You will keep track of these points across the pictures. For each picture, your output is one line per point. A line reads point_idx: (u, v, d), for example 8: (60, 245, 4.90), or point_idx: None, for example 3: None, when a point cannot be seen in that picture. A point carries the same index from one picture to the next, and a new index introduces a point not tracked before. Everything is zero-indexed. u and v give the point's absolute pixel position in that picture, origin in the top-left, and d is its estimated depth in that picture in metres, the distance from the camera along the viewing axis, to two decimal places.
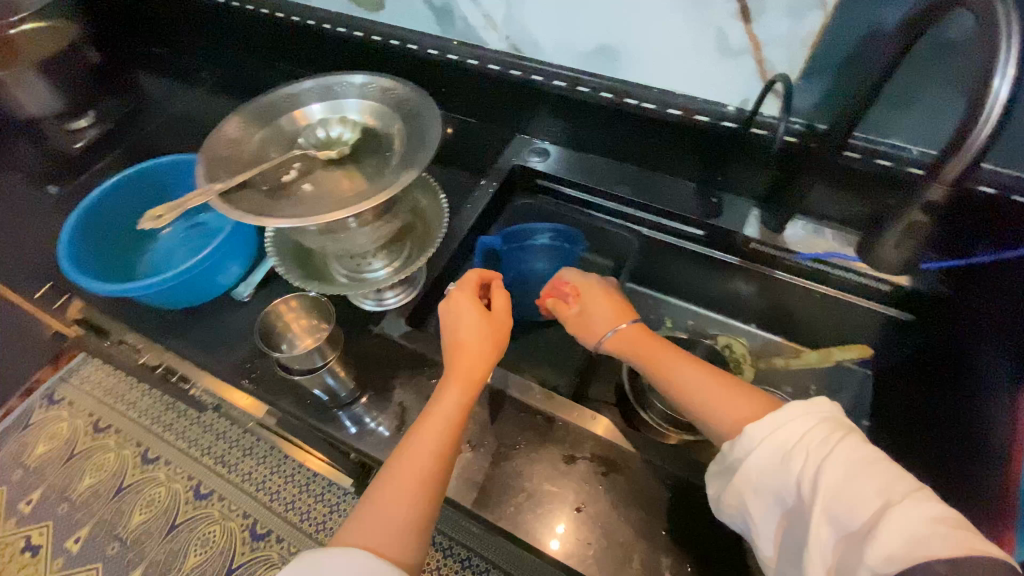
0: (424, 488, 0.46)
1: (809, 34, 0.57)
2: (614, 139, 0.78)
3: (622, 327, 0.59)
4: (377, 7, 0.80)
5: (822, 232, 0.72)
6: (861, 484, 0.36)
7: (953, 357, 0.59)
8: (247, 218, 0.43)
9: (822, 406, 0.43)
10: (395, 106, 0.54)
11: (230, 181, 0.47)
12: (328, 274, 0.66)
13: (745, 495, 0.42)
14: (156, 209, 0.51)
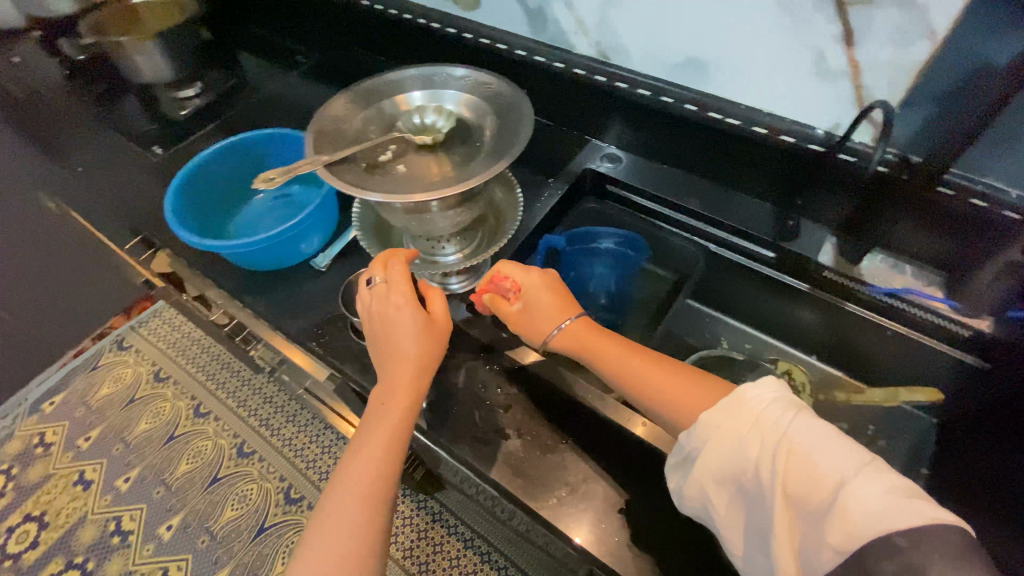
0: (371, 506, 0.50)
1: (914, 64, 0.55)
2: (696, 153, 0.78)
3: (567, 322, 0.58)
4: (471, 6, 0.84)
5: (901, 268, 0.69)
6: (814, 463, 0.38)
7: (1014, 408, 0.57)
8: (347, 189, 0.48)
9: (770, 385, 0.44)
10: (491, 100, 0.57)
11: (335, 154, 0.52)
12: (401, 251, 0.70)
13: (705, 486, 0.44)
14: (269, 173, 0.55)
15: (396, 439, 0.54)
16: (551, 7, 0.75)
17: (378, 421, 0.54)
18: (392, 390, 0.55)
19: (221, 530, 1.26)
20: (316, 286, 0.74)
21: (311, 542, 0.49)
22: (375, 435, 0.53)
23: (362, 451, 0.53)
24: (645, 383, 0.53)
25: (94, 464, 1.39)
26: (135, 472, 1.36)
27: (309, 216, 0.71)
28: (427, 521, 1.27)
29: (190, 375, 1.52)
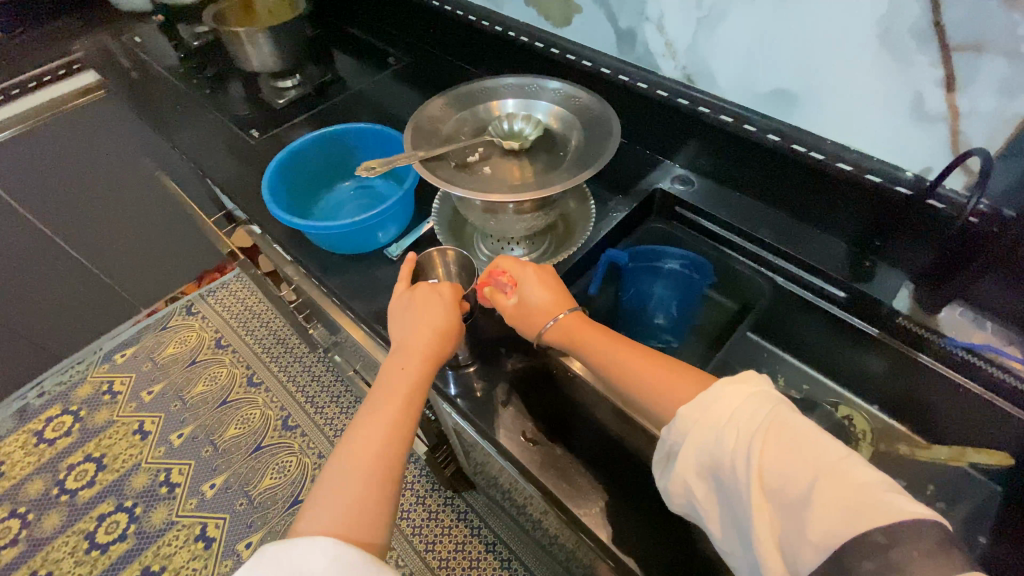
0: (381, 461, 0.53)
1: (1019, 114, 0.54)
2: (774, 185, 0.78)
3: (560, 316, 0.59)
4: (563, 23, 0.87)
5: (983, 324, 0.66)
6: (789, 459, 0.40)
7: None
8: (438, 183, 0.51)
9: (748, 381, 0.46)
10: (581, 114, 0.59)
11: (429, 151, 0.55)
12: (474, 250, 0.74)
13: (687, 480, 0.45)
14: (370, 162, 0.60)
15: (408, 401, 0.57)
16: (641, 28, 0.77)
17: (395, 382, 0.58)
18: (413, 354, 0.59)
19: (259, 495, 1.33)
20: (386, 273, 0.78)
21: (321, 491, 0.51)
22: (391, 395, 0.57)
23: (376, 409, 0.56)
24: (636, 381, 0.53)
25: (153, 417, 1.49)
26: (188, 429, 1.46)
27: (390, 207, 0.75)
28: (452, 519, 1.29)
29: (249, 346, 1.61)
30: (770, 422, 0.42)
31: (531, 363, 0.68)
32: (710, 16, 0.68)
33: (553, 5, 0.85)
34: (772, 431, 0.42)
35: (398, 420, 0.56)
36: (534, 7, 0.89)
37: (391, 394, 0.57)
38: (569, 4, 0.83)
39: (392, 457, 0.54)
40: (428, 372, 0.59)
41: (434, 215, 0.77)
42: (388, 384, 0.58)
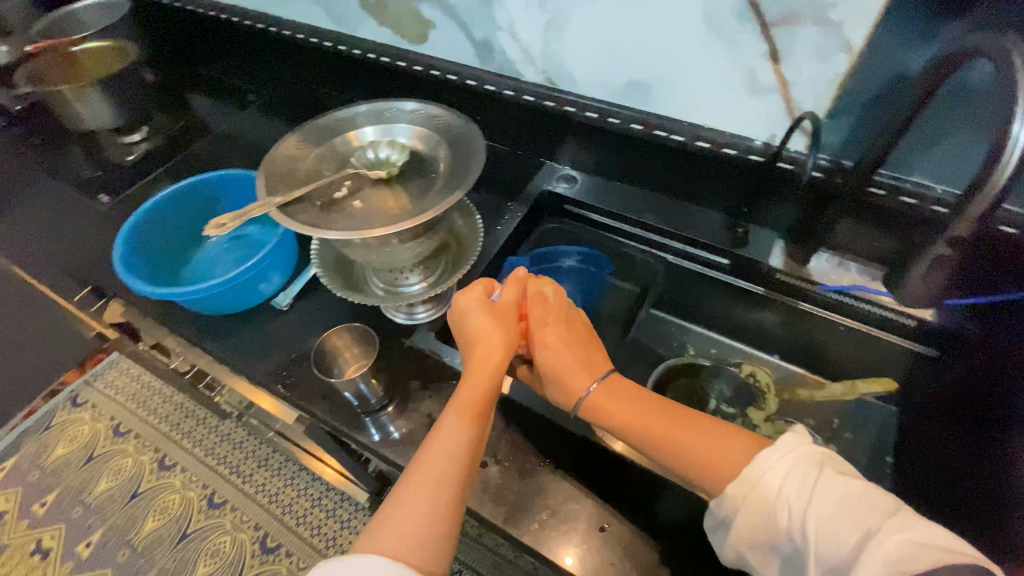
0: (448, 478, 0.48)
1: (836, 75, 0.60)
2: (649, 169, 0.82)
3: (591, 386, 0.56)
4: (419, 40, 0.85)
5: (846, 266, 0.73)
6: (838, 522, 0.40)
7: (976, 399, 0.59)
8: (303, 230, 0.48)
9: (788, 444, 0.46)
10: (442, 131, 0.58)
11: (286, 195, 0.51)
12: (365, 286, 0.67)
13: (741, 550, 0.45)
14: (220, 219, 0.55)
15: (477, 421, 0.52)
16: (496, 37, 0.77)
17: (466, 395, 0.53)
18: (477, 369, 0.55)
19: None
20: (280, 326, 0.72)
21: (389, 509, 0.47)
22: (462, 410, 0.52)
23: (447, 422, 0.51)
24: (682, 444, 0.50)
25: (52, 531, 1.30)
26: (97, 534, 1.28)
27: (262, 256, 0.70)
28: None
29: (153, 426, 1.44)
30: (823, 486, 0.42)
31: (449, 390, 0.64)
32: (556, 18, 0.70)
33: (405, 22, 0.83)
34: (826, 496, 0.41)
35: (465, 446, 0.50)
36: (387, 27, 0.86)
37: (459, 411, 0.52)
38: (421, 21, 0.82)
39: (457, 478, 0.48)
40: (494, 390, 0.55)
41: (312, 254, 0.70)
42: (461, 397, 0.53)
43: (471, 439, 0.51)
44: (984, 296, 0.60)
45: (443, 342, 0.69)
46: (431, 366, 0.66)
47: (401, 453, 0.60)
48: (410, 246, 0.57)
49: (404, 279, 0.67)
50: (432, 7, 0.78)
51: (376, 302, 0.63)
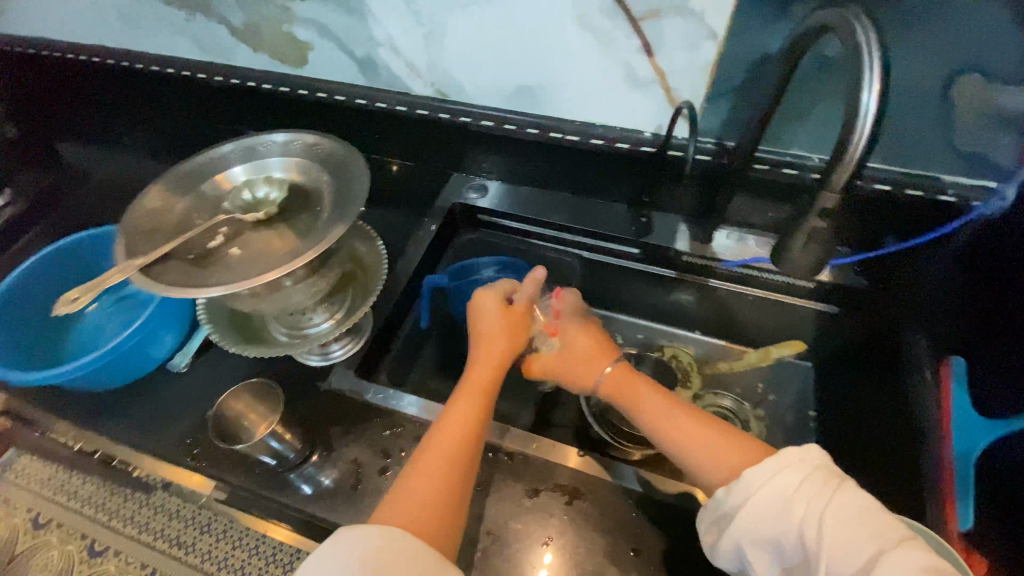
0: (444, 467, 0.50)
1: (707, 62, 0.63)
2: (551, 170, 0.82)
3: (607, 368, 0.60)
4: (300, 62, 0.82)
5: (746, 240, 0.77)
6: (854, 530, 0.38)
7: (882, 345, 0.70)
8: (176, 293, 0.44)
9: (815, 451, 0.44)
10: (320, 159, 0.56)
11: (150, 254, 0.48)
12: (266, 334, 0.64)
13: (741, 543, 0.43)
14: (72, 291, 0.49)
15: (476, 424, 0.54)
16: (376, 54, 0.75)
17: (464, 394, 0.56)
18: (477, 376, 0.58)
19: None
20: (188, 389, 0.68)
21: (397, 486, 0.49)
22: (461, 407, 0.55)
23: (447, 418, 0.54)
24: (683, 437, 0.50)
25: None
26: None
27: (152, 314, 0.66)
28: None
29: None
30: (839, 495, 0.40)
31: (373, 430, 0.61)
32: (434, 30, 0.69)
33: (278, 43, 0.80)
34: (838, 507, 0.39)
35: (462, 444, 0.52)
36: (263, 53, 0.83)
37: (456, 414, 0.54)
38: (296, 44, 0.79)
39: (454, 467, 0.50)
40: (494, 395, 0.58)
41: (198, 312, 0.64)
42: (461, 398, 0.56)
43: (469, 433, 0.53)
44: (891, 247, 0.71)
45: (362, 380, 0.66)
46: (352, 407, 0.63)
47: (329, 507, 0.57)
48: (307, 288, 0.55)
49: (309, 319, 0.63)
50: (304, 28, 0.76)
51: (280, 352, 0.59)
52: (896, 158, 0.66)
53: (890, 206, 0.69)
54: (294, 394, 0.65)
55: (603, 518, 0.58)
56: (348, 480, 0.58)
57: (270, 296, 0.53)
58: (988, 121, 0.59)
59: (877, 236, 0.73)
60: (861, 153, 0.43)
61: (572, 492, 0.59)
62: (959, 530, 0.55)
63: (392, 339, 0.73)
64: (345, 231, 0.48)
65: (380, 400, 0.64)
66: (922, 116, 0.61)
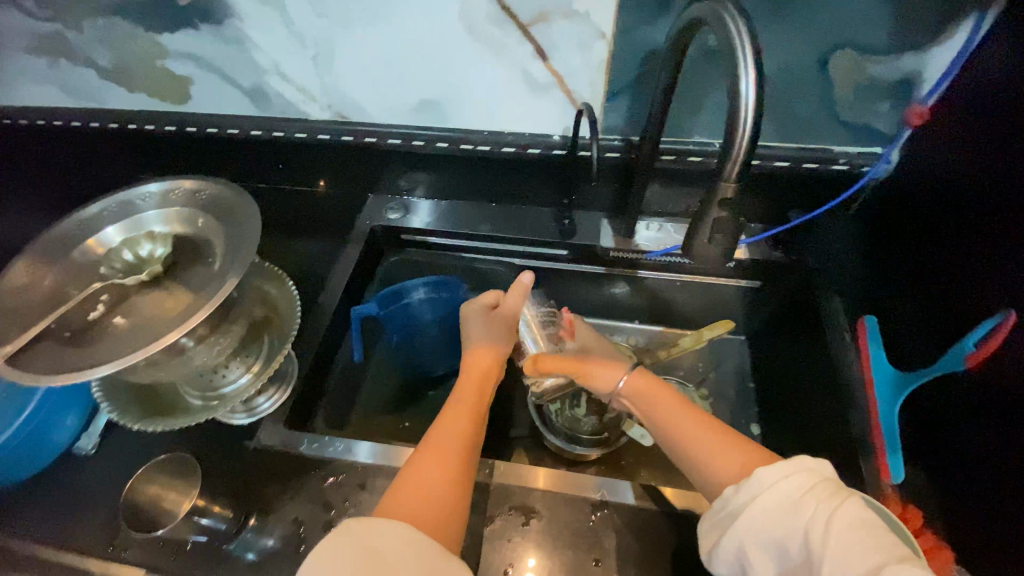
0: (452, 462, 0.50)
1: (601, 61, 0.64)
2: (468, 182, 0.81)
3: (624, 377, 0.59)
4: (183, 98, 0.78)
5: (665, 228, 0.79)
6: (860, 540, 0.37)
7: (803, 305, 0.73)
8: (53, 377, 0.41)
9: (826, 465, 0.44)
10: (204, 205, 0.54)
11: (20, 341, 0.44)
12: (175, 400, 0.59)
13: (743, 544, 0.43)
14: None
15: (474, 424, 0.55)
16: (266, 82, 0.74)
17: (462, 397, 0.58)
18: (470, 381, 0.60)
19: None
20: (97, 474, 0.61)
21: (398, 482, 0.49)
22: (462, 408, 0.56)
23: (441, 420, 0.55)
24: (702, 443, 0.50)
25: None
26: None
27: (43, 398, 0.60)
28: None
29: None
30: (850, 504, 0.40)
31: (312, 482, 0.58)
32: (322, 52, 0.69)
33: (155, 81, 0.76)
34: (848, 516, 0.39)
35: (466, 439, 0.53)
36: (140, 92, 0.78)
37: (457, 413, 0.55)
38: (176, 79, 0.76)
39: (464, 465, 0.50)
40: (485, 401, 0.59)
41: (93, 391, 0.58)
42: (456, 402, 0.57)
43: (468, 432, 0.54)
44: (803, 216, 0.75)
45: (294, 431, 0.62)
46: (286, 461, 0.60)
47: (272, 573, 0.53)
48: (211, 349, 0.51)
49: (223, 376, 0.59)
50: (180, 62, 0.73)
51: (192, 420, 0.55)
52: (783, 136, 0.69)
53: (792, 180, 0.72)
54: (220, 458, 0.60)
55: (563, 533, 0.57)
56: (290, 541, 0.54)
57: (171, 364, 0.50)
58: (864, 92, 0.63)
59: (782, 210, 0.77)
60: (749, 137, 0.44)
61: (528, 513, 0.58)
62: (891, 483, 0.56)
63: (323, 379, 0.70)
64: (235, 282, 0.46)
65: (316, 449, 0.60)
66: (804, 93, 0.64)
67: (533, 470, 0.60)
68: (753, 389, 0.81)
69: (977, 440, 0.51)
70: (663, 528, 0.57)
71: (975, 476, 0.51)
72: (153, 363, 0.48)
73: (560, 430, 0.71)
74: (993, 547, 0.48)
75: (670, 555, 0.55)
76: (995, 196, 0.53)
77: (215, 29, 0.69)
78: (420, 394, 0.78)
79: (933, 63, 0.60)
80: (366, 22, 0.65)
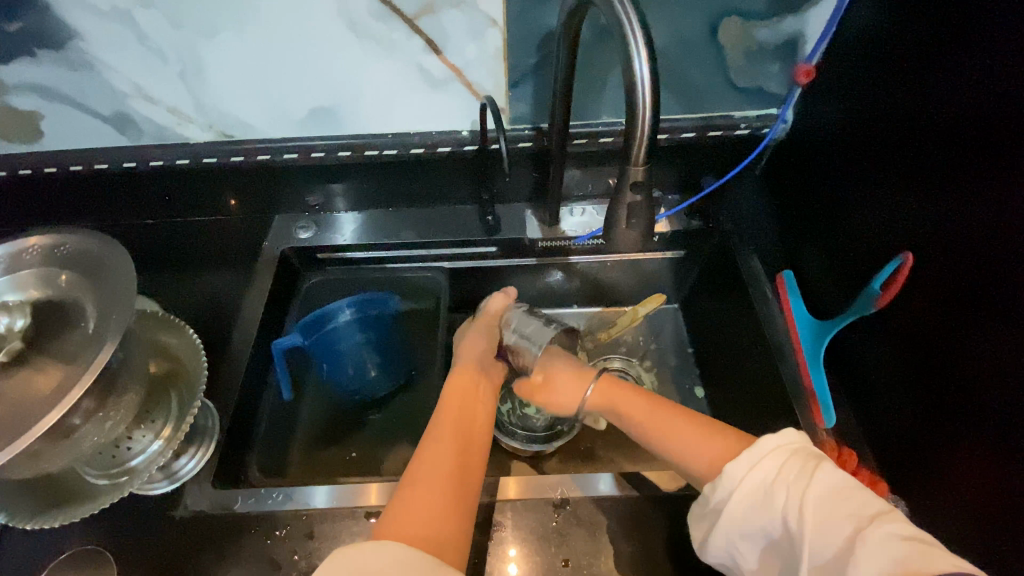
0: (452, 480, 0.47)
1: (496, 49, 0.61)
2: (380, 189, 0.77)
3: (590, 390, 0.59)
4: (34, 136, 0.68)
5: (588, 211, 0.78)
6: (836, 510, 0.39)
7: (726, 269, 0.75)
8: None
9: (790, 437, 0.44)
10: (64, 263, 0.49)
11: None
12: (74, 485, 0.52)
13: (732, 538, 0.43)
14: None
15: (472, 428, 0.53)
16: (129, 107, 0.66)
17: (468, 399, 0.55)
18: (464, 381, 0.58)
19: None
20: None
21: (401, 493, 0.46)
22: (469, 410, 0.54)
23: (447, 423, 0.52)
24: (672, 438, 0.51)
25: None
26: None
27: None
28: None
29: None
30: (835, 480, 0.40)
31: (252, 541, 0.53)
32: (189, 67, 0.62)
33: None
34: (834, 491, 0.40)
35: (464, 444, 0.50)
36: None
37: (450, 418, 0.53)
38: (20, 116, 0.66)
39: (463, 468, 0.48)
40: (486, 406, 0.56)
41: None
42: (451, 409, 0.54)
43: (467, 444, 0.51)
44: (716, 181, 0.77)
45: (225, 490, 0.57)
46: (219, 525, 0.54)
47: None
48: (102, 426, 0.45)
49: (129, 448, 0.53)
50: (22, 95, 0.64)
51: (99, 504, 0.50)
52: (687, 107, 0.70)
53: (699, 150, 0.73)
54: (143, 534, 0.54)
55: (529, 538, 0.55)
56: None
57: (56, 451, 0.43)
58: (754, 56, 0.65)
59: (695, 177, 0.78)
60: (651, 114, 0.44)
61: (491, 526, 0.56)
62: (824, 426, 0.59)
63: (251, 425, 0.64)
64: (113, 348, 0.41)
65: (253, 504, 0.55)
66: (700, 62, 0.65)
67: (490, 481, 0.59)
68: (692, 354, 0.83)
69: (901, 382, 0.54)
70: (624, 512, 0.57)
71: (898, 410, 0.54)
72: (34, 455, 0.41)
73: (514, 431, 0.69)
74: (921, 469, 0.51)
75: (635, 539, 0.55)
76: (889, 141, 0.55)
77: (57, 54, 0.60)
78: (363, 418, 0.74)
79: (812, 23, 0.62)
80: (234, 29, 0.59)
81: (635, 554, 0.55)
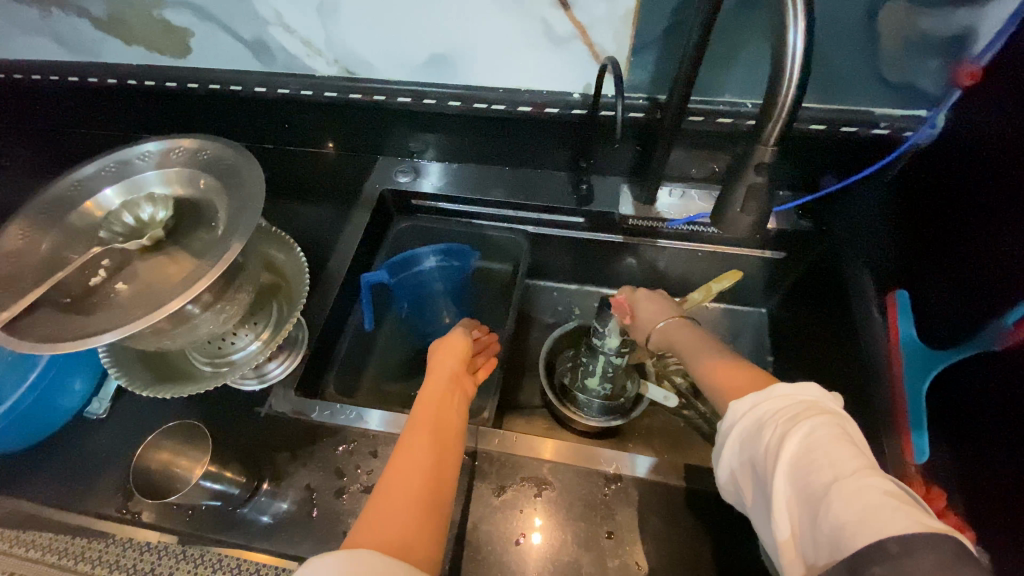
0: (432, 477, 0.43)
1: (627, 10, 0.59)
2: (480, 142, 0.78)
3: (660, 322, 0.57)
4: (182, 51, 0.74)
5: (689, 194, 0.75)
6: (815, 452, 0.34)
7: (830, 279, 0.70)
8: (55, 345, 0.41)
9: (807, 391, 0.39)
10: (203, 167, 0.54)
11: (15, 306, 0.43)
12: (186, 369, 0.59)
13: (734, 470, 0.40)
14: None
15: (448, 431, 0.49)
16: (267, 34, 0.70)
17: (446, 401, 0.52)
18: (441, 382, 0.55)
19: None
20: (109, 436, 0.62)
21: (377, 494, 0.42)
22: (443, 414, 0.50)
23: (419, 424, 0.48)
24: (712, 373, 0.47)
25: None
26: None
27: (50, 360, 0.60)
28: None
29: None
30: (832, 435, 0.35)
31: (323, 450, 0.58)
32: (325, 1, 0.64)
33: (152, 32, 0.72)
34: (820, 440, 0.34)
35: (437, 446, 0.47)
36: (136, 45, 0.74)
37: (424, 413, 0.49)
38: (173, 31, 0.72)
39: (439, 467, 0.45)
40: (457, 401, 0.54)
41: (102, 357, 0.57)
42: (426, 410, 0.50)
43: (441, 445, 0.47)
44: (840, 182, 0.72)
45: (305, 399, 0.62)
46: (296, 429, 0.59)
47: (286, 537, 0.53)
48: (216, 318, 0.50)
49: (232, 343, 0.59)
50: (177, 12, 0.69)
51: (201, 387, 0.56)
52: (822, 96, 0.64)
53: (825, 146, 0.68)
54: (232, 424, 0.60)
55: (577, 504, 0.56)
56: (303, 508, 0.54)
57: (174, 332, 0.48)
58: (914, 46, 0.58)
59: (813, 176, 0.73)
60: (794, 94, 0.41)
61: (539, 483, 0.57)
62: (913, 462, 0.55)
63: (335, 348, 0.69)
64: (237, 250, 0.45)
65: (327, 416, 0.60)
66: (848, 46, 0.59)
67: (545, 443, 0.60)
68: (771, 362, 0.80)
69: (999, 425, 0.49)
70: (676, 501, 0.56)
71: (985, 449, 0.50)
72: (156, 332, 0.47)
73: (574, 401, 0.69)
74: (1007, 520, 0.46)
75: (683, 529, 0.55)
76: None
77: None
78: None
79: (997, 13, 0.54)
80: None
81: (680, 542, 0.54)
